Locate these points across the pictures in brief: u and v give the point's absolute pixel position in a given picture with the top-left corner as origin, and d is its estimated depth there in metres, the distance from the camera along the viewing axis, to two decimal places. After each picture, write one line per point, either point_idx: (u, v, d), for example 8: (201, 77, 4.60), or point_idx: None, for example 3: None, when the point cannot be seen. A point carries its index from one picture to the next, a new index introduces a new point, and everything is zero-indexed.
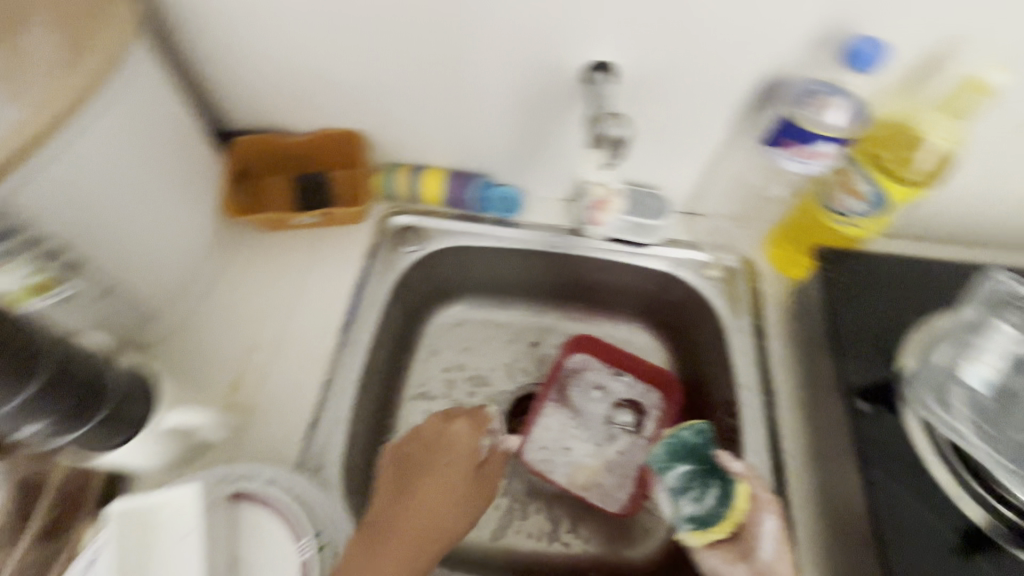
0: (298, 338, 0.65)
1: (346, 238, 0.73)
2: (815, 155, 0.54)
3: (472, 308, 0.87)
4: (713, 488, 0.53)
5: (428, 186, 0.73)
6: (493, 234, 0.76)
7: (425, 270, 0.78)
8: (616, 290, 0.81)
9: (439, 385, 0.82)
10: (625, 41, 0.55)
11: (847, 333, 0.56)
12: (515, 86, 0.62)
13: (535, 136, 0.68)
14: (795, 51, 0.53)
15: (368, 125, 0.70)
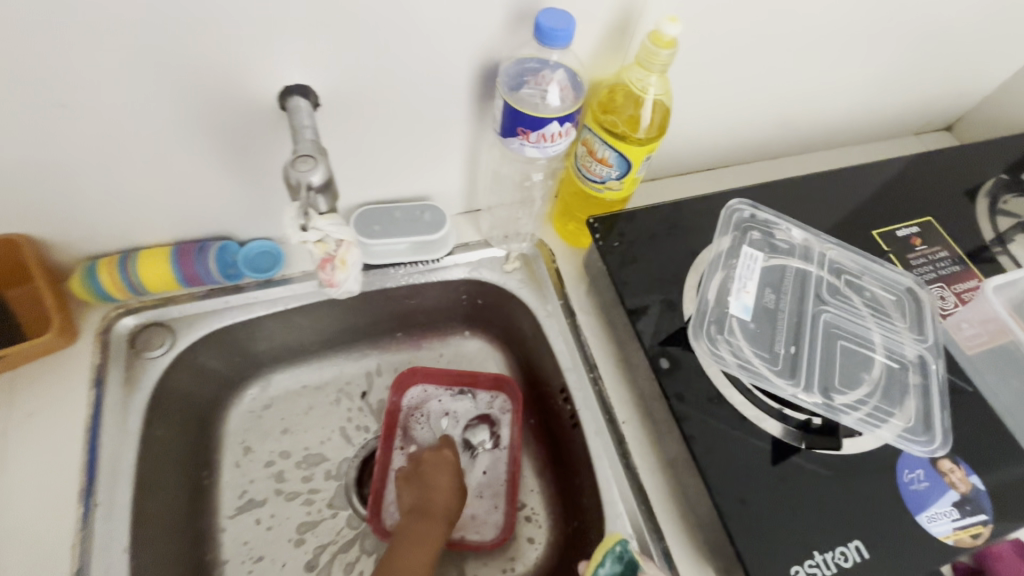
0: (20, 527, 0.48)
1: (58, 373, 0.56)
2: (551, 138, 0.50)
3: (278, 382, 0.74)
4: None
5: (147, 273, 0.57)
6: (261, 299, 0.64)
7: (194, 366, 0.64)
8: (428, 309, 0.75)
9: (266, 483, 0.69)
10: (309, 58, 0.47)
11: (635, 295, 0.58)
12: (208, 132, 0.51)
13: (262, 180, 0.57)
14: (494, 34, 0.49)
15: (26, 224, 0.53)
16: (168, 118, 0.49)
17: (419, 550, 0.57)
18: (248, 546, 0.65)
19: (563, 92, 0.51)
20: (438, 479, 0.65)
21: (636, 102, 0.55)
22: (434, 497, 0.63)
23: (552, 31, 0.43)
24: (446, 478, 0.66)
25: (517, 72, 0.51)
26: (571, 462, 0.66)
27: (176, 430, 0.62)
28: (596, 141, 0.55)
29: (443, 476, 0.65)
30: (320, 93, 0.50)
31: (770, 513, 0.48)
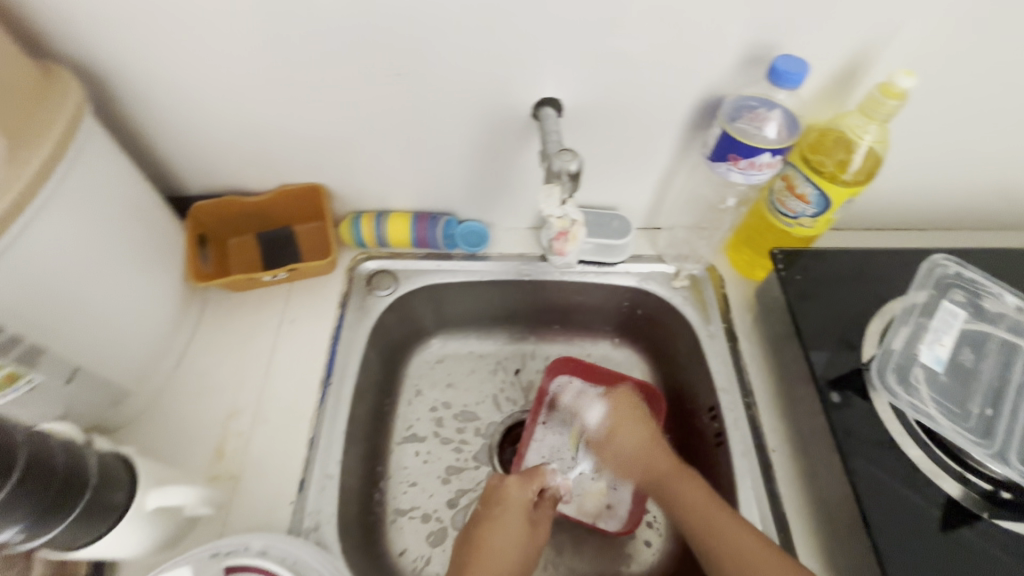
0: (280, 394, 0.64)
1: (318, 290, 0.72)
2: (759, 167, 0.57)
3: (451, 344, 0.87)
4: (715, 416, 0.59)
5: (394, 229, 0.73)
6: (463, 268, 0.77)
7: (403, 312, 0.78)
8: (591, 309, 0.83)
9: (427, 424, 0.81)
10: (569, 77, 0.58)
11: (811, 328, 0.59)
12: (472, 126, 0.64)
13: (495, 171, 0.70)
14: (726, 72, 0.57)
15: (328, 179, 0.71)
16: (448, 113, 0.63)
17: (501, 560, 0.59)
18: (407, 471, 0.77)
19: (778, 129, 0.57)
20: (492, 535, 0.61)
21: (847, 148, 0.58)
22: (516, 514, 0.63)
23: (785, 74, 0.50)
24: (504, 532, 0.61)
25: (738, 107, 0.58)
26: (707, 479, 0.68)
27: (381, 358, 0.77)
28: (798, 176, 0.59)
29: (498, 535, 0.61)
30: (566, 104, 0.61)
31: (936, 569, 0.46)
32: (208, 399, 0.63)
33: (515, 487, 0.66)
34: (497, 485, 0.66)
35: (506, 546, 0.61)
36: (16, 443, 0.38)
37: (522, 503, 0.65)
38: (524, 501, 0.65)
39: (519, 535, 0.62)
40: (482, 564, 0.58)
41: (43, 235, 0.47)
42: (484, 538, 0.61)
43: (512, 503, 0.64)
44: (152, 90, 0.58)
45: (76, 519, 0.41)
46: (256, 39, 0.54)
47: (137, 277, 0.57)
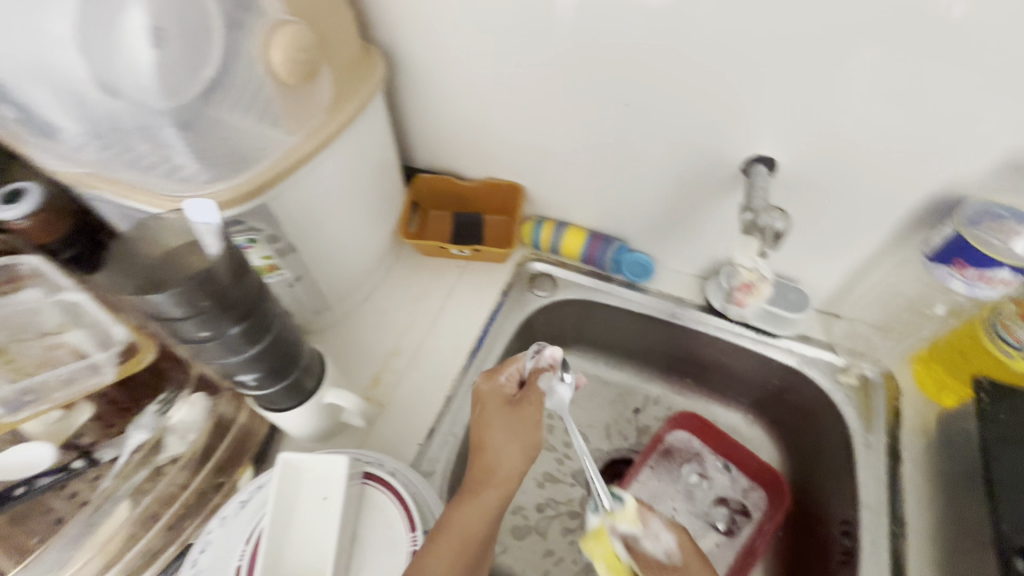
0: (434, 350, 0.73)
1: (486, 274, 0.80)
2: (993, 280, 0.53)
3: (582, 362, 0.89)
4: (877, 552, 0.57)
5: (569, 241, 0.79)
6: (620, 294, 0.80)
7: (551, 316, 0.83)
8: (733, 376, 0.80)
9: (544, 413, 0.83)
10: (788, 140, 0.58)
11: (1008, 477, 0.51)
12: (676, 166, 0.67)
13: (682, 212, 0.72)
14: (976, 173, 0.52)
15: (527, 181, 0.79)
16: (659, 151, 0.66)
17: (500, 448, 0.51)
18: None
19: None
20: (487, 419, 0.53)
21: None
22: (484, 418, 0.54)
23: None
24: (503, 430, 0.53)
25: (980, 213, 0.54)
26: None
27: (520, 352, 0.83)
28: None
29: (491, 429, 0.53)
30: (780, 164, 0.60)
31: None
32: (379, 335, 0.74)
33: (494, 403, 0.55)
34: (479, 402, 0.55)
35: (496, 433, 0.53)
36: (277, 315, 0.49)
37: (525, 427, 0.53)
38: (499, 394, 0.56)
39: (515, 426, 0.53)
40: (476, 471, 0.51)
41: (327, 169, 0.60)
42: (484, 435, 0.53)
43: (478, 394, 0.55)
44: (423, 77, 0.71)
45: (284, 386, 0.53)
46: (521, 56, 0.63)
47: (366, 221, 0.70)
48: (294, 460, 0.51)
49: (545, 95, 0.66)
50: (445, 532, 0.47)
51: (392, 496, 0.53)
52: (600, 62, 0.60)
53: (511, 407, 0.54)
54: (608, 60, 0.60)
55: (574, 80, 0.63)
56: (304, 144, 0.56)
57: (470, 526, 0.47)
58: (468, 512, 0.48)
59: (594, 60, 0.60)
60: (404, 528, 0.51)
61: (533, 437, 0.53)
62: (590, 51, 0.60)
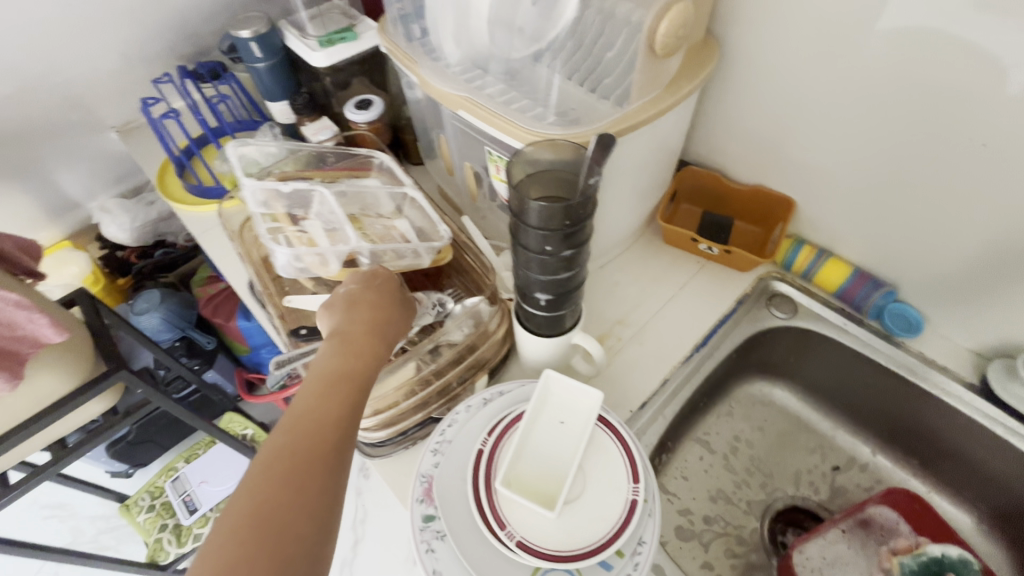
0: (659, 333, 0.75)
1: (725, 278, 0.79)
2: None
3: (786, 397, 0.85)
4: None
5: (827, 271, 0.76)
6: (869, 344, 0.74)
7: (775, 340, 0.80)
8: (976, 473, 0.71)
9: (738, 429, 0.84)
10: None
11: None
12: (1007, 228, 0.60)
13: (989, 277, 0.65)
14: None
15: (802, 199, 0.76)
16: (993, 209, 0.60)
17: (364, 334, 0.51)
18: (685, 464, 0.80)
19: None
20: (361, 320, 0.52)
21: None
22: (382, 303, 0.54)
23: None
24: (342, 312, 0.53)
25: None
26: None
27: (731, 364, 0.81)
28: None
29: (366, 309, 0.53)
30: None
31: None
32: (610, 302, 0.78)
33: (386, 283, 0.57)
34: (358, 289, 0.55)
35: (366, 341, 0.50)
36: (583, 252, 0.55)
37: (366, 305, 0.53)
38: (389, 277, 0.58)
39: (382, 296, 0.55)
40: (343, 349, 0.49)
41: (643, 142, 0.64)
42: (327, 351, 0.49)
43: (351, 291, 0.55)
44: (739, 69, 0.70)
45: (555, 315, 0.60)
46: (867, 82, 0.61)
47: (641, 196, 0.74)
48: (554, 377, 0.58)
49: (876, 124, 0.63)
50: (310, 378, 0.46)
51: (618, 444, 0.56)
52: (963, 105, 0.56)
53: (396, 294, 0.56)
54: (972, 106, 0.55)
55: (918, 117, 0.59)
56: (639, 113, 0.60)
57: (334, 399, 0.44)
58: (322, 361, 0.48)
59: (955, 105, 0.56)
60: (626, 478, 0.54)
61: (387, 333, 0.52)
62: (955, 91, 0.55)
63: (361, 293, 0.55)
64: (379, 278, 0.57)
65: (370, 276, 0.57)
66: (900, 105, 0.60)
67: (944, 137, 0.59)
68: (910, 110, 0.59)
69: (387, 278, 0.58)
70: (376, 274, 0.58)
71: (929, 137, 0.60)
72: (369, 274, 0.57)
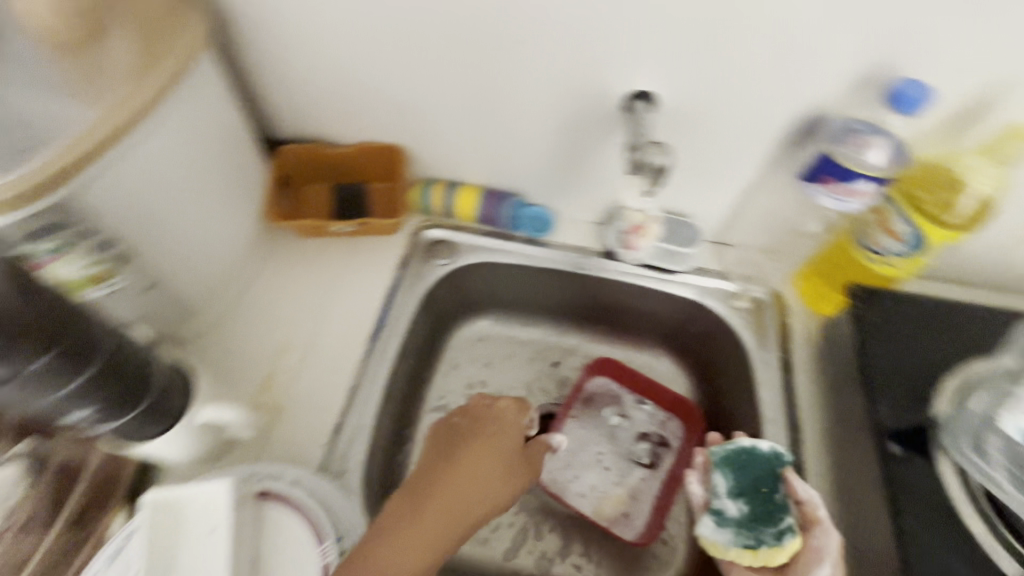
0: (330, 340, 0.66)
1: (378, 249, 0.74)
2: (854, 193, 0.55)
3: (495, 325, 0.87)
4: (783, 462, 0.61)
5: (462, 202, 0.75)
6: (523, 252, 0.77)
7: (455, 284, 0.79)
8: (641, 317, 0.81)
9: (469, 376, 0.84)
10: (666, 74, 0.57)
11: (878, 372, 0.56)
12: (557, 108, 0.63)
13: (573, 156, 0.69)
14: (836, 91, 0.54)
15: (408, 141, 0.72)
16: (540, 96, 0.62)
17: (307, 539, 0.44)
18: None
19: (884, 158, 0.53)
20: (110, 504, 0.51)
21: (954, 188, 0.53)
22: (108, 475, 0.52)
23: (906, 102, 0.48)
24: (401, 508, 0.46)
25: (842, 129, 0.55)
26: None
27: (428, 326, 0.78)
28: (895, 213, 0.55)
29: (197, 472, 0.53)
30: (664, 101, 0.59)
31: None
32: (264, 333, 0.66)
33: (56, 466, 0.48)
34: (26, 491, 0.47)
35: (477, 492, 0.49)
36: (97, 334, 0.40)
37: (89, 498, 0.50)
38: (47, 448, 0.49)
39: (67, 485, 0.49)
40: (447, 506, 0.47)
41: (154, 152, 0.50)
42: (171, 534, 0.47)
43: (458, 423, 0.57)
44: (257, 28, 0.60)
45: (136, 416, 0.45)
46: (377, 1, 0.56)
47: (223, 208, 0.61)
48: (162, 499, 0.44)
49: (413, 40, 0.59)
50: (433, 502, 0.47)
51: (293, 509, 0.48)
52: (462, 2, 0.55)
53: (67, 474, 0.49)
54: (470, 0, 0.55)
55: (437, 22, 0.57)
56: (102, 125, 0.45)
57: (437, 514, 0.47)
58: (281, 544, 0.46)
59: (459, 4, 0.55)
60: (311, 544, 0.47)
61: (412, 505, 0.47)
62: None
63: (466, 424, 0.56)
64: (503, 410, 0.59)
65: (484, 407, 0.59)
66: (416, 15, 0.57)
67: (471, 35, 0.58)
68: (425, 19, 0.57)
69: (513, 420, 0.58)
70: (516, 407, 0.60)
71: (460, 39, 0.58)
72: (494, 399, 0.60)
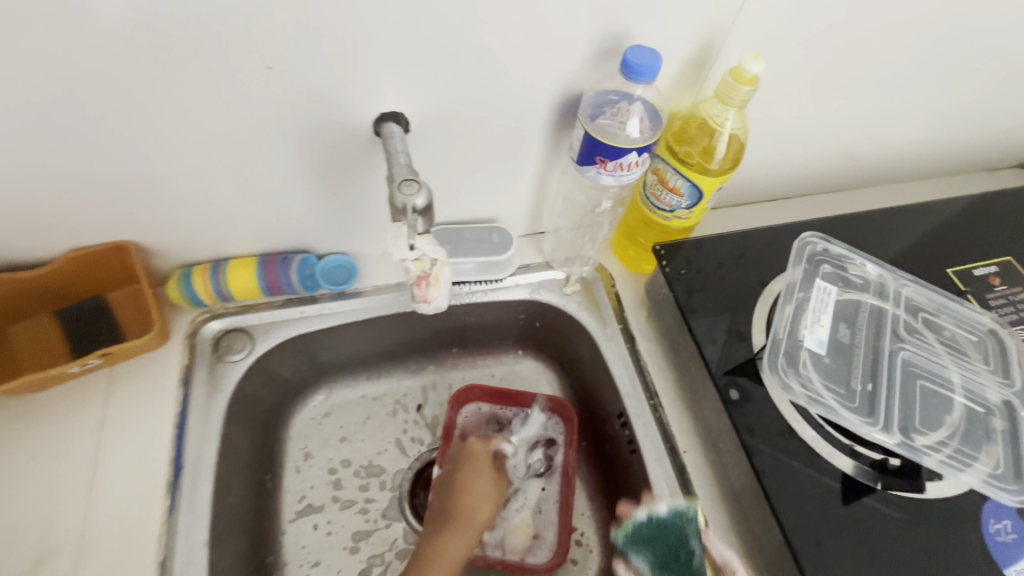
0: (110, 513, 0.51)
1: (148, 371, 0.59)
2: (627, 167, 0.52)
3: (340, 392, 0.76)
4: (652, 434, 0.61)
5: (237, 282, 0.61)
6: (335, 310, 0.67)
7: (268, 372, 0.67)
8: (486, 329, 0.77)
9: (326, 461, 0.73)
10: (407, 89, 0.51)
11: (700, 323, 0.58)
12: (304, 150, 0.54)
13: (349, 196, 0.60)
14: (580, 69, 0.52)
15: (138, 232, 0.57)
16: (279, 143, 0.53)
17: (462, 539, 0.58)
18: (306, 550, 0.67)
19: (642, 123, 0.54)
20: None
21: (710, 134, 0.56)
22: None
23: (637, 67, 0.47)
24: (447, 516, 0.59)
25: (598, 103, 0.55)
26: (625, 486, 0.66)
27: (252, 431, 0.65)
28: (667, 169, 0.56)
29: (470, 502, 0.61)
30: (411, 118, 0.54)
31: (832, 541, 0.47)
32: (12, 543, 0.49)
33: None
34: None
35: (484, 504, 0.62)
36: None
37: None
38: None
39: None
40: (463, 511, 0.60)
41: None
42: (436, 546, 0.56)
43: (447, 470, 0.66)
44: None
45: None
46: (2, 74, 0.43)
47: None
48: None
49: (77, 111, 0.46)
50: (458, 524, 0.59)
51: None
52: (112, 55, 0.42)
53: None
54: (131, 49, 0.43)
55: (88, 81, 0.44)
56: None
57: (477, 514, 0.61)
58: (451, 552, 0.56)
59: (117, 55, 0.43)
60: None
61: (474, 520, 0.60)
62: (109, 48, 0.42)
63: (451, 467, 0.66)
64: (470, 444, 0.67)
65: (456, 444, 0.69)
66: (60, 80, 0.43)
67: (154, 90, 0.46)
68: (75, 85, 0.44)
69: (481, 451, 0.67)
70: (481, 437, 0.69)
71: (134, 99, 0.46)
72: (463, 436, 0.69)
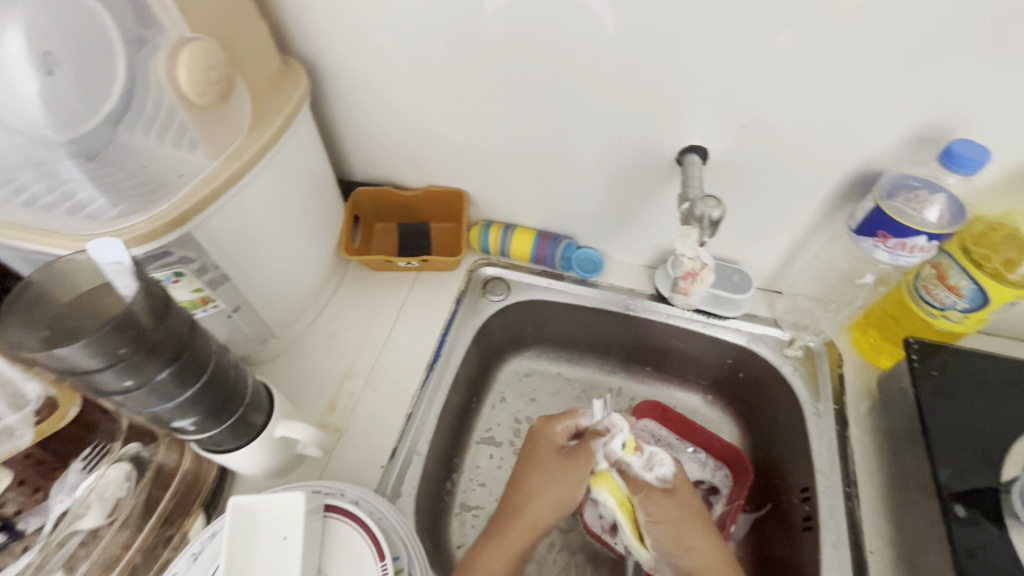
0: (390, 367, 0.71)
1: (438, 285, 0.79)
2: (911, 249, 0.54)
3: (544, 361, 0.89)
4: (841, 521, 0.59)
5: (518, 243, 0.79)
6: (573, 291, 0.80)
7: (507, 321, 0.82)
8: (689, 360, 0.82)
9: (515, 411, 0.85)
10: (717, 132, 0.60)
11: (940, 430, 0.54)
12: (611, 160, 0.68)
13: (626, 205, 0.73)
14: (889, 150, 0.56)
15: (471, 186, 0.78)
16: (596, 151, 0.67)
17: (530, 505, 0.61)
18: (479, 470, 0.80)
19: (941, 215, 0.55)
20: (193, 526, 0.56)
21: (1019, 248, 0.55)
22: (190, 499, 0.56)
23: (962, 159, 0.49)
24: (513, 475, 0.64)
25: (895, 186, 0.57)
26: (786, 561, 0.65)
27: (479, 359, 0.81)
28: (952, 266, 0.55)
29: (536, 472, 0.62)
30: (710, 154, 0.63)
31: None
32: (332, 358, 0.72)
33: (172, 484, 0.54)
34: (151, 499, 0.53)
35: (542, 498, 0.61)
36: (201, 349, 0.46)
37: (176, 512, 0.55)
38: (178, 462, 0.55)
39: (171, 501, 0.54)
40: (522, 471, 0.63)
41: (258, 189, 0.57)
42: (521, 482, 0.62)
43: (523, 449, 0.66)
44: (349, 87, 0.68)
45: (228, 426, 0.50)
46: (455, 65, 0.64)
47: (306, 240, 0.67)
48: (245, 503, 0.48)
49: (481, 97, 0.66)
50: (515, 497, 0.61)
51: (356, 526, 0.51)
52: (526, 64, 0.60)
53: (173, 491, 0.54)
54: (536, 65, 0.60)
55: (505, 80, 0.62)
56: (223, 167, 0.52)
57: (553, 492, 0.61)
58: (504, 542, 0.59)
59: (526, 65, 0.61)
60: (373, 558, 0.49)
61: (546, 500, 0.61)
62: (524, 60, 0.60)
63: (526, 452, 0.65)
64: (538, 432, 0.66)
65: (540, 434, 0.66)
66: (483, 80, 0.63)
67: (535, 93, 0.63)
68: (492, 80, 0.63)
69: (547, 437, 0.65)
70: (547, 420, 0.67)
71: (525, 96, 0.64)
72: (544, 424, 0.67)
